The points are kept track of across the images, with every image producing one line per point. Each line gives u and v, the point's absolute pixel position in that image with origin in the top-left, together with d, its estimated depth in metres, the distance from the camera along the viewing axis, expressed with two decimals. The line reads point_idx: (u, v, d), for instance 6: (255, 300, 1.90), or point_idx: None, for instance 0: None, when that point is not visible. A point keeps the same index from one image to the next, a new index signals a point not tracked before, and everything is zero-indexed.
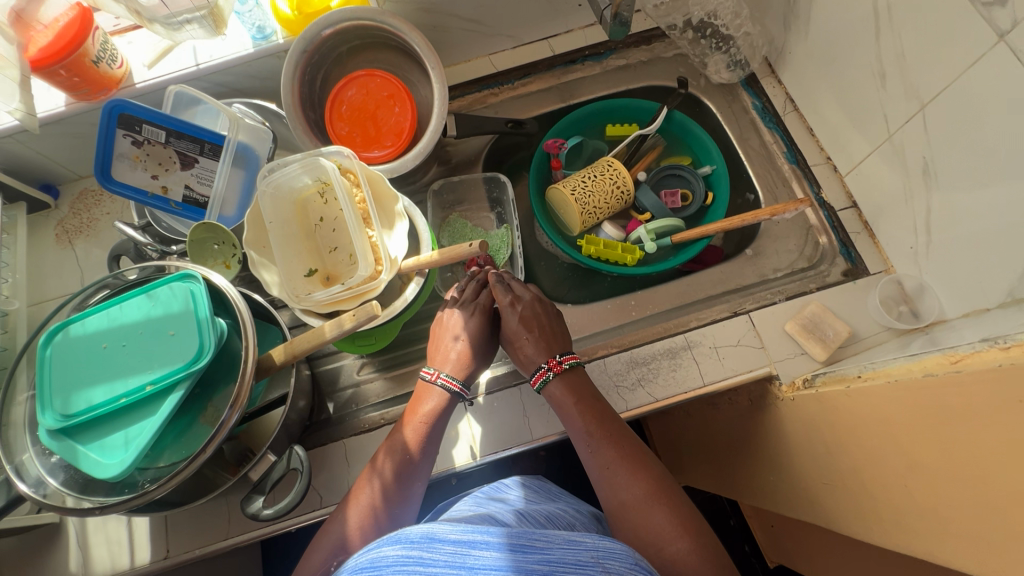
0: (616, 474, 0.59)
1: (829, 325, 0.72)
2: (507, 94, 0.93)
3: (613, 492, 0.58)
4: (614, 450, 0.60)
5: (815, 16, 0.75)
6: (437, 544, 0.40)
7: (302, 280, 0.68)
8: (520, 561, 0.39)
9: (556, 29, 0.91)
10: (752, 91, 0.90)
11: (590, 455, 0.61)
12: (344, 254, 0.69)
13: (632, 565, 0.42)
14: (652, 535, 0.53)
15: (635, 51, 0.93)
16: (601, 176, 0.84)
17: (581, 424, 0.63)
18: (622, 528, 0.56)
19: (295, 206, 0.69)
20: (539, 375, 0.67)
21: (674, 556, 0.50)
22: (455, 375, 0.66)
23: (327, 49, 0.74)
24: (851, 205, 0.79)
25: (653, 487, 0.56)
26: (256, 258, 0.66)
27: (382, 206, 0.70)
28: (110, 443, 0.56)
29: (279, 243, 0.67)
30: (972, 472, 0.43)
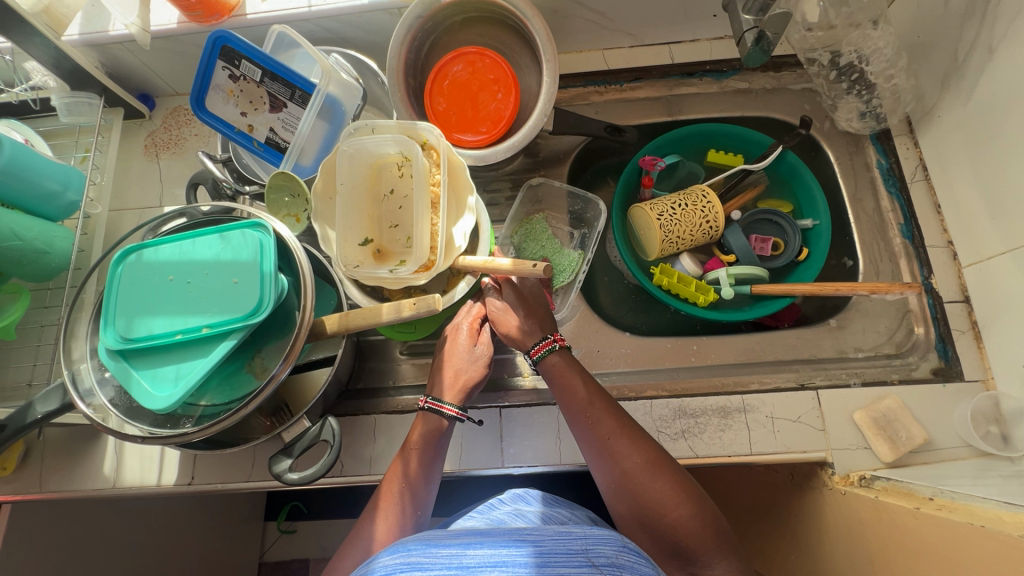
0: (617, 444, 0.58)
1: (903, 426, 0.66)
2: (612, 95, 0.87)
3: (612, 463, 0.57)
4: (615, 420, 0.59)
5: (982, 84, 0.66)
6: (428, 551, 0.38)
7: (356, 248, 0.65)
8: (513, 558, 0.38)
9: (681, 35, 0.84)
10: (881, 148, 0.81)
11: (588, 423, 0.60)
12: (404, 234, 0.66)
13: (623, 547, 0.40)
14: (653, 504, 0.54)
15: (760, 76, 0.85)
16: (691, 206, 0.79)
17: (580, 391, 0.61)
18: (622, 495, 0.56)
19: (371, 170, 0.66)
20: (543, 345, 0.65)
21: (677, 523, 0.52)
22: (444, 399, 0.63)
23: (440, 18, 0.71)
24: (962, 300, 0.72)
25: (654, 457, 0.56)
26: (319, 208, 0.65)
27: (458, 196, 0.67)
28: (162, 374, 0.57)
29: (345, 203, 0.64)
30: None
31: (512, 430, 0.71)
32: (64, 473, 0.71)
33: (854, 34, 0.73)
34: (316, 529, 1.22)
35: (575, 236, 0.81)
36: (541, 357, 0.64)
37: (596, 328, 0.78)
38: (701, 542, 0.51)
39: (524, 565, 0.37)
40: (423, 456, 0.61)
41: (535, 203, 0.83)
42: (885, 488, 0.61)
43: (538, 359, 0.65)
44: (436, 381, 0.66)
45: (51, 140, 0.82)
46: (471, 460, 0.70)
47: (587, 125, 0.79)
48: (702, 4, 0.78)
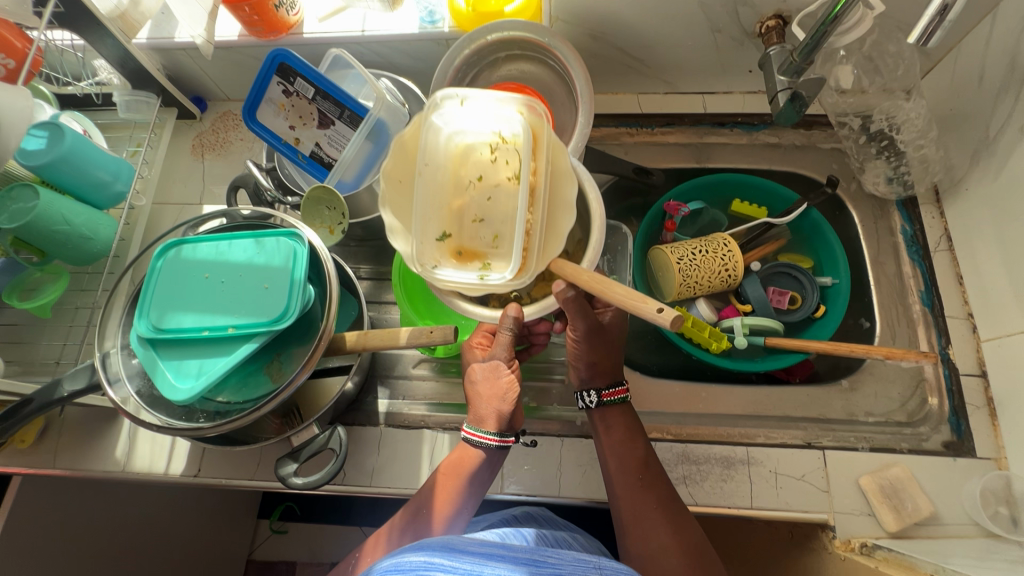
0: (656, 517, 0.58)
1: (910, 497, 0.65)
2: (643, 138, 0.89)
3: (647, 535, 0.57)
4: (657, 491, 0.59)
5: (1010, 162, 0.67)
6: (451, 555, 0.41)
7: (433, 244, 0.57)
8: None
9: (715, 87, 0.87)
10: (906, 214, 0.81)
11: (631, 488, 0.60)
12: (488, 231, 0.58)
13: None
14: None
15: (790, 132, 0.87)
16: (712, 252, 0.80)
17: (637, 456, 0.61)
18: (646, 571, 0.55)
19: (457, 152, 0.58)
20: (617, 390, 0.65)
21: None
22: (489, 429, 0.62)
23: (484, 52, 0.74)
24: (979, 374, 0.71)
25: (688, 538, 0.57)
26: (386, 195, 0.58)
27: (558, 189, 0.57)
28: (185, 367, 0.59)
29: (426, 186, 0.57)
30: None
31: (519, 458, 0.71)
32: (78, 451, 0.74)
33: (887, 102, 0.75)
34: (309, 532, 1.21)
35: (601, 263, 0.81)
36: (608, 402, 0.65)
37: None
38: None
39: None
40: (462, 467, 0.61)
41: None
42: (888, 559, 0.60)
43: (605, 401, 0.65)
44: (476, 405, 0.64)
45: (107, 132, 0.86)
46: None
47: (617, 165, 0.81)
48: (739, 60, 0.80)
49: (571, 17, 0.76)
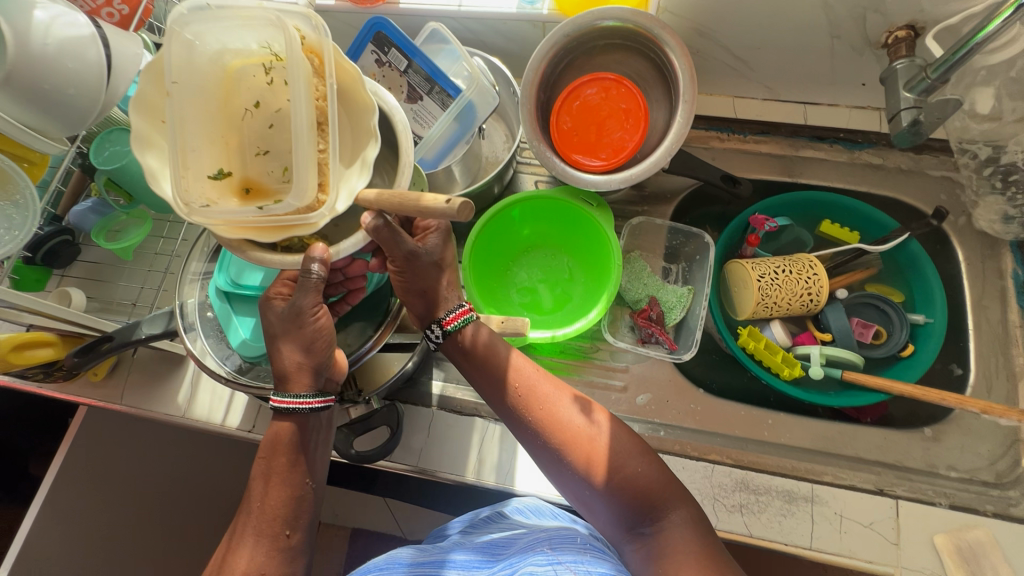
0: (554, 410, 0.55)
1: (991, 565, 0.60)
2: (733, 145, 0.84)
3: (555, 433, 0.54)
4: (546, 388, 0.57)
5: None
6: (415, 567, 0.51)
7: (205, 180, 0.49)
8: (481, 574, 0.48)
9: (820, 97, 0.81)
10: (1020, 257, 0.74)
11: (520, 400, 0.56)
12: (276, 164, 0.52)
13: (586, 545, 0.48)
14: (607, 466, 0.53)
15: (896, 154, 0.81)
16: (796, 273, 0.75)
17: (518, 361, 0.58)
18: (570, 468, 0.53)
19: (224, 77, 0.50)
20: (457, 315, 0.59)
21: (634, 479, 0.52)
22: (298, 394, 0.53)
23: (584, 38, 0.71)
24: None
25: (589, 419, 0.55)
26: (140, 130, 0.46)
27: (354, 112, 0.53)
28: (257, 327, 0.60)
29: (183, 112, 0.47)
30: None
31: None
32: (144, 392, 0.76)
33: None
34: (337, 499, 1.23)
35: (675, 271, 0.80)
36: (453, 330, 0.59)
37: (666, 378, 0.75)
38: (660, 497, 0.52)
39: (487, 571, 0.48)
40: (291, 446, 0.53)
41: (634, 241, 0.81)
42: None
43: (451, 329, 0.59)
44: (285, 371, 0.54)
45: None
46: (513, 479, 0.68)
47: (706, 171, 0.77)
48: (854, 71, 0.74)
49: (679, 9, 0.72)
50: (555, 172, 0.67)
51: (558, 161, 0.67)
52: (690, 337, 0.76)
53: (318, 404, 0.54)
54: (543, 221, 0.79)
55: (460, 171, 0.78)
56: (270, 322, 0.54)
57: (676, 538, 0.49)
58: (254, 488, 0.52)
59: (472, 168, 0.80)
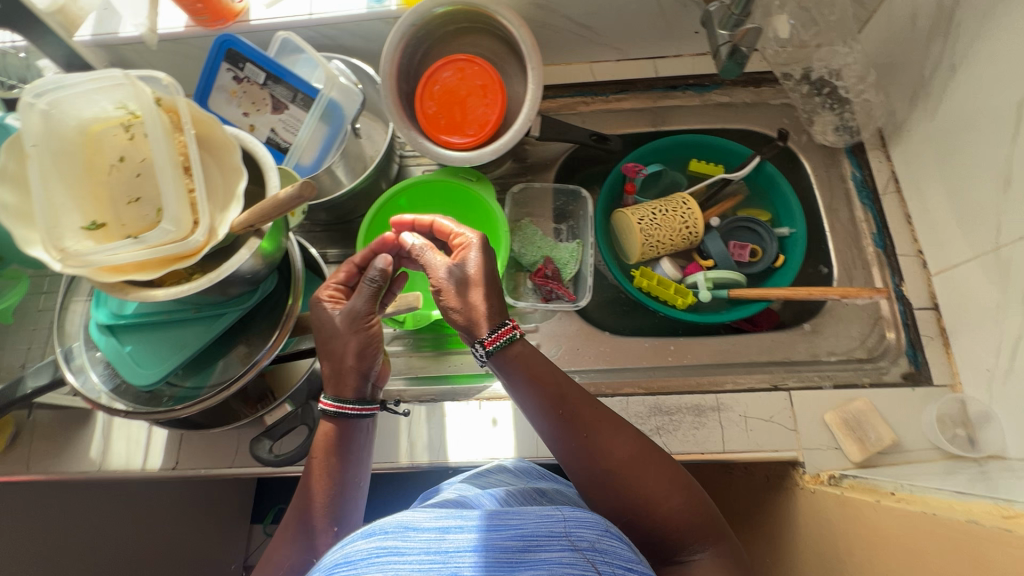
0: (596, 436, 0.53)
1: (872, 427, 0.68)
2: (598, 106, 0.90)
3: (593, 459, 0.52)
4: (590, 413, 0.54)
5: (948, 96, 0.69)
6: (421, 532, 0.38)
7: (78, 235, 0.49)
8: (489, 542, 0.38)
9: (665, 51, 0.88)
10: (855, 161, 0.84)
11: (563, 419, 0.54)
12: (150, 208, 0.52)
13: (605, 532, 0.41)
14: (642, 500, 0.50)
15: (740, 90, 0.89)
16: (673, 212, 0.82)
17: (551, 384, 0.56)
18: (606, 496, 0.51)
19: (83, 138, 0.51)
20: (503, 331, 0.58)
21: (663, 517, 0.49)
22: (344, 397, 0.57)
23: (432, 26, 0.75)
24: (931, 307, 0.74)
25: (636, 446, 0.53)
26: (5, 200, 0.46)
27: (220, 156, 0.56)
28: (151, 353, 0.59)
29: (45, 176, 0.47)
30: None
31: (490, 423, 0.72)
32: (52, 456, 0.73)
33: (825, 50, 0.80)
34: None
35: (563, 229, 0.85)
36: (495, 350, 0.58)
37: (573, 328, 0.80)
38: (690, 537, 0.48)
39: (504, 549, 0.38)
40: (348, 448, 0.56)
41: (522, 208, 0.86)
42: (855, 486, 0.62)
43: (494, 350, 0.58)
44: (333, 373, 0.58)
45: None
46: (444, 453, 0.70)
47: (574, 133, 0.82)
48: (683, 21, 0.82)
49: None
50: (432, 156, 0.71)
51: (431, 145, 0.71)
52: (586, 288, 0.81)
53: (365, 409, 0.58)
54: (433, 206, 0.82)
55: (343, 172, 0.79)
56: (319, 323, 0.60)
57: None
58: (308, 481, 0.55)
59: (355, 167, 0.81)
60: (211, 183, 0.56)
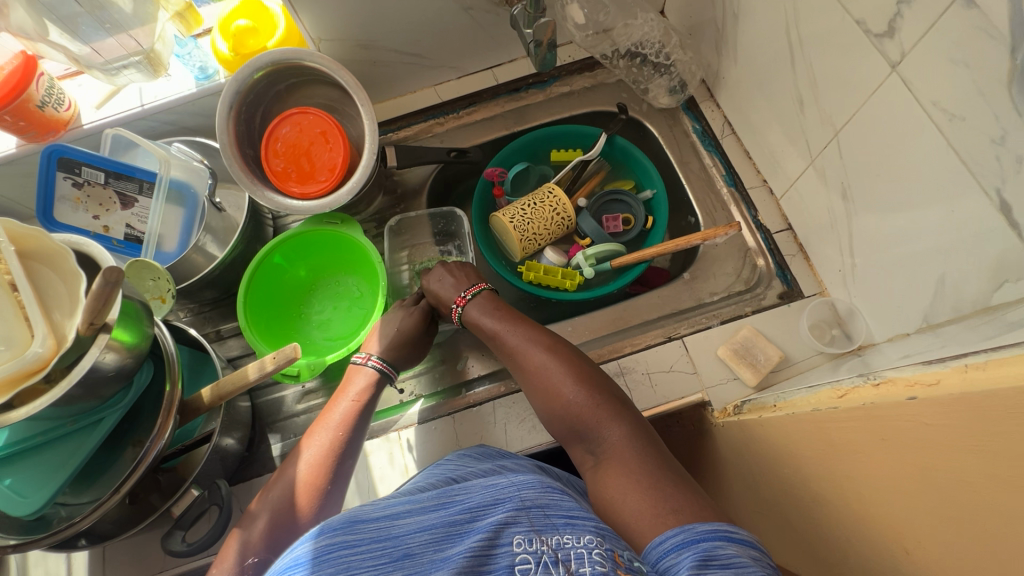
0: (518, 351, 0.65)
1: (761, 349, 0.72)
2: (452, 123, 0.94)
3: (520, 368, 0.64)
4: (516, 333, 0.66)
5: (741, 40, 0.76)
6: (368, 522, 0.41)
7: None
8: (436, 521, 0.43)
9: (499, 59, 0.93)
10: (693, 114, 0.90)
11: (496, 341, 0.67)
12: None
13: (544, 491, 0.46)
14: (554, 395, 0.60)
15: (577, 78, 0.94)
16: (541, 204, 0.85)
17: (482, 321, 0.69)
18: (534, 395, 0.62)
19: None
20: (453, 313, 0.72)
21: (567, 404, 0.59)
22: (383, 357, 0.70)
23: (261, 89, 0.77)
24: (787, 227, 0.80)
25: (553, 352, 0.63)
26: None
27: (58, 267, 0.56)
28: (30, 479, 0.57)
29: None
30: (861, 510, 0.43)
31: (411, 449, 0.72)
32: None
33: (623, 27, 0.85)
34: None
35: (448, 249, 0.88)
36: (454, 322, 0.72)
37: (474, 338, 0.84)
38: (594, 417, 0.57)
39: (451, 526, 0.43)
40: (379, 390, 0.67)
41: (400, 237, 0.88)
42: (747, 407, 0.66)
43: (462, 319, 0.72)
44: (389, 341, 0.71)
45: None
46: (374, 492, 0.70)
47: (429, 154, 0.85)
48: (503, 29, 0.87)
49: (332, 35, 0.80)
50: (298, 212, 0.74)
51: (294, 202, 0.74)
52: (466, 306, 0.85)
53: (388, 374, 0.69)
54: (314, 256, 0.83)
55: (215, 246, 0.80)
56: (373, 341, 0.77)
57: (612, 449, 0.54)
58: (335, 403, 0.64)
59: (226, 240, 0.82)
60: (57, 294, 0.56)
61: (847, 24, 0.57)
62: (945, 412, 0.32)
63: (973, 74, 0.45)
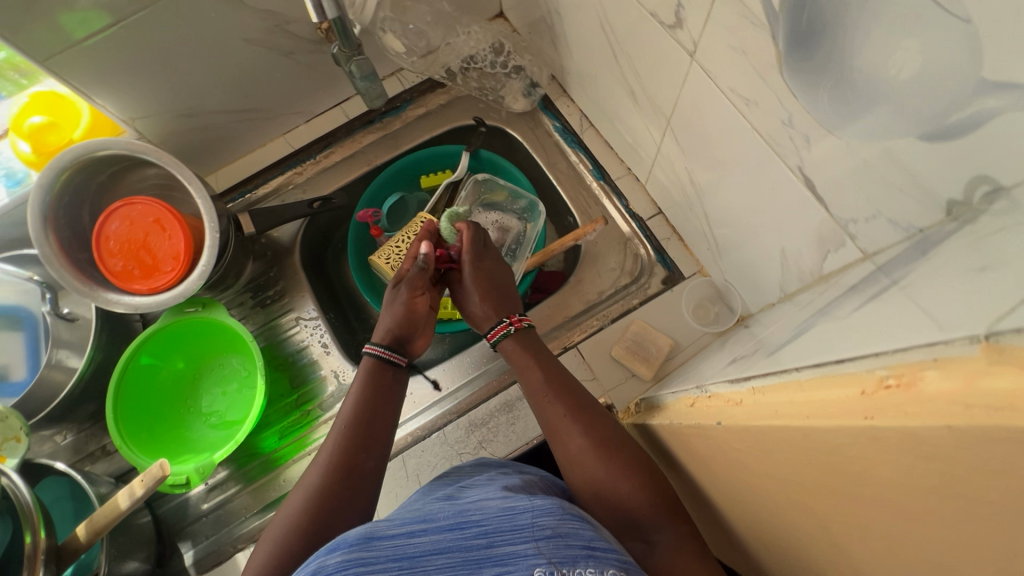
0: (561, 427, 0.57)
1: (651, 341, 0.73)
2: (311, 169, 0.89)
3: (565, 444, 0.56)
4: (562, 404, 0.58)
5: (570, 36, 0.75)
6: (377, 542, 0.34)
7: None
8: (455, 542, 0.36)
9: (344, 94, 0.89)
10: (551, 113, 0.89)
11: (541, 409, 0.59)
12: None
13: (565, 515, 0.38)
14: (604, 484, 0.52)
15: (431, 97, 0.91)
16: (416, 238, 0.82)
17: (535, 379, 0.60)
18: (576, 477, 0.54)
19: None
20: (499, 329, 0.66)
21: (627, 502, 0.51)
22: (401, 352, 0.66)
23: (78, 185, 0.71)
24: (657, 211, 0.81)
25: (605, 433, 0.55)
26: None
27: None
28: None
29: None
30: (735, 515, 0.43)
31: None
32: None
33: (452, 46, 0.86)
34: None
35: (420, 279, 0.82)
36: (496, 341, 0.66)
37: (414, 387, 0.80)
38: (650, 520, 0.49)
39: (468, 549, 0.35)
40: (383, 375, 0.63)
41: (281, 301, 0.85)
42: (641, 408, 0.66)
43: (495, 343, 0.66)
44: (392, 328, 0.67)
45: None
46: None
47: (288, 211, 0.80)
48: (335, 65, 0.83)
49: (146, 110, 0.73)
50: (154, 307, 0.69)
51: (144, 299, 0.69)
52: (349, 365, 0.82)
53: (398, 361, 0.65)
54: (190, 343, 0.78)
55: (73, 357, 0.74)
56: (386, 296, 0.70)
57: (666, 555, 0.46)
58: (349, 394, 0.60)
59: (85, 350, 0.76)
60: None
61: (644, 15, 0.56)
62: (737, 435, 0.32)
63: (750, 59, 0.45)
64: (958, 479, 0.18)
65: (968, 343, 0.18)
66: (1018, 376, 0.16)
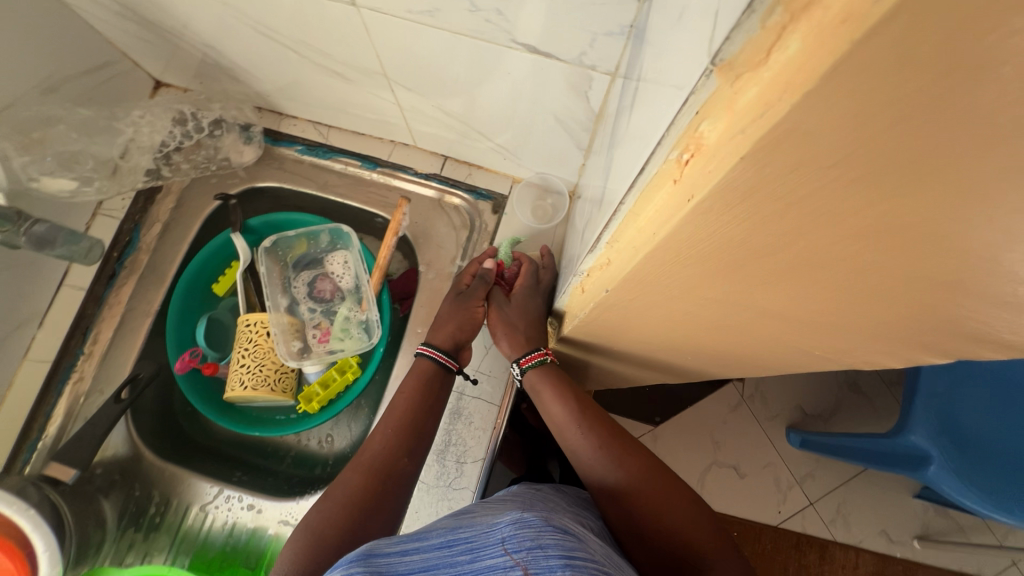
0: (603, 455, 0.53)
1: None
2: (91, 365, 0.73)
3: (603, 473, 0.52)
4: (601, 433, 0.54)
5: (241, 59, 0.68)
6: (370, 561, 0.32)
7: None
8: (441, 557, 0.32)
9: (59, 269, 0.73)
10: (286, 141, 0.81)
11: (573, 442, 0.55)
12: None
13: (548, 526, 0.32)
14: (649, 508, 0.49)
15: (156, 208, 0.78)
16: (256, 342, 0.71)
17: (567, 408, 0.56)
18: (615, 507, 0.50)
19: None
20: (535, 355, 0.59)
21: (675, 530, 0.47)
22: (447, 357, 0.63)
23: None
24: (444, 159, 0.79)
25: (650, 463, 0.52)
26: None
27: None
28: None
29: None
30: (675, 346, 0.45)
31: None
32: None
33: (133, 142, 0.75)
34: None
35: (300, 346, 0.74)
36: (528, 367, 0.59)
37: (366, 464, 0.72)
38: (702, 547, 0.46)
39: (454, 565, 0.31)
40: (431, 378, 0.62)
41: (171, 507, 0.71)
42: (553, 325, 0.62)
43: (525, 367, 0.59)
44: (436, 329, 0.65)
45: None
46: None
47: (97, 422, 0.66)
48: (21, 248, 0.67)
49: None
50: None
51: None
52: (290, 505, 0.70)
53: (448, 365, 0.63)
54: None
55: None
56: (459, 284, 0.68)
57: None
58: (397, 398, 0.59)
59: None
60: None
61: None
62: (624, 287, 0.33)
63: None
64: (769, 204, 0.17)
65: (707, 80, 0.16)
66: (759, 73, 0.14)
